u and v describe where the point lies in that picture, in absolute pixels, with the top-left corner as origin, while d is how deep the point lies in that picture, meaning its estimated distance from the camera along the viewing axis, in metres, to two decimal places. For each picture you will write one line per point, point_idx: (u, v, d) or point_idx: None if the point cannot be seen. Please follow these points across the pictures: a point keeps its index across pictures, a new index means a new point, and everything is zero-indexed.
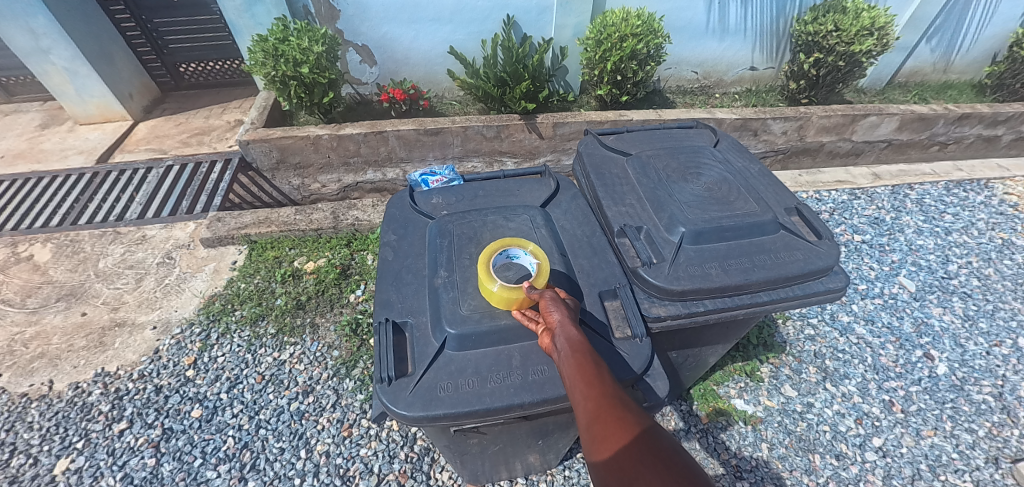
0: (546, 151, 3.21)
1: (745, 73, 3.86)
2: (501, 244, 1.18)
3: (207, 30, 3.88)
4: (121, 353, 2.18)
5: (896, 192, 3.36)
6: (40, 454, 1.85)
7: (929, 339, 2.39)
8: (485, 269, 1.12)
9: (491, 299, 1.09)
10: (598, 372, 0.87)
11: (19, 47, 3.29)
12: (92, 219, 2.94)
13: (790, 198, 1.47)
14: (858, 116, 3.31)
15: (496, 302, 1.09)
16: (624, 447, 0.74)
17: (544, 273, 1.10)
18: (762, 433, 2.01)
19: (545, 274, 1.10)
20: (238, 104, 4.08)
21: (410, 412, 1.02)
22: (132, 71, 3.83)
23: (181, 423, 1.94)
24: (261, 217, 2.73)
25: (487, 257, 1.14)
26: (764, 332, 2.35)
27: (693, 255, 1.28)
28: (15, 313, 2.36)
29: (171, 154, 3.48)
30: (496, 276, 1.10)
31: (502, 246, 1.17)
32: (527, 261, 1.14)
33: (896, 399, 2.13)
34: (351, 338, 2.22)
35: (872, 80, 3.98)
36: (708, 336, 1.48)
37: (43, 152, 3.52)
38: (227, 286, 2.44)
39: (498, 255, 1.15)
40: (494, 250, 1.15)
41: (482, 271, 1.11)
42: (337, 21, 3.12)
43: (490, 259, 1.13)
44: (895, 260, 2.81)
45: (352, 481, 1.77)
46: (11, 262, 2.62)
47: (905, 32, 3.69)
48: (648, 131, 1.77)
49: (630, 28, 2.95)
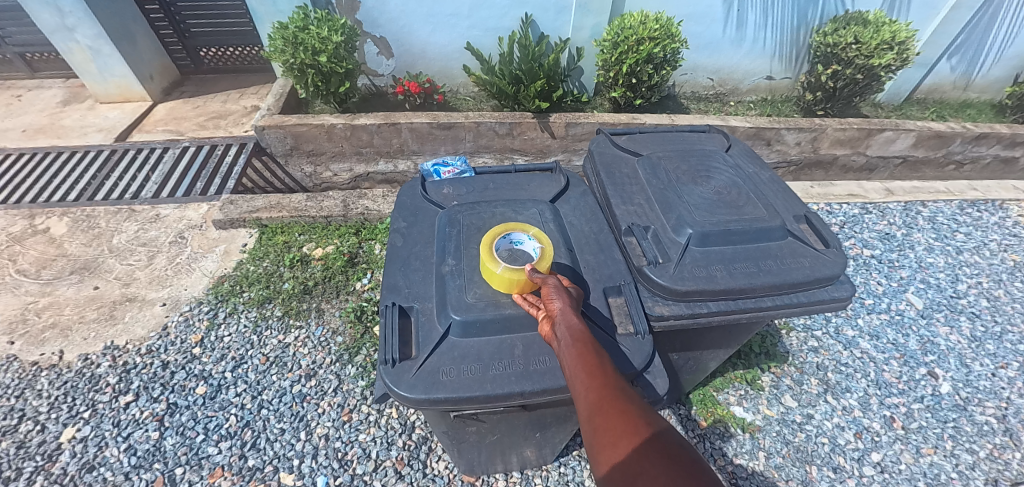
0: (557, 151, 3.22)
1: (761, 82, 3.84)
2: (503, 228, 1.20)
3: (228, 16, 3.93)
4: (130, 327, 2.23)
5: (907, 208, 3.33)
6: (48, 421, 1.90)
7: (934, 358, 2.37)
8: (487, 251, 1.14)
9: (494, 281, 1.10)
10: (600, 364, 0.88)
11: (45, 24, 3.35)
12: (107, 196, 2.99)
13: (799, 205, 1.47)
14: (874, 130, 3.28)
15: (499, 284, 1.10)
16: (629, 441, 0.74)
17: (548, 257, 1.11)
18: (760, 441, 2.00)
19: (548, 258, 1.11)
20: (255, 90, 4.13)
21: (412, 394, 1.03)
22: (153, 53, 3.89)
23: (186, 399, 1.98)
24: (273, 201, 2.76)
25: (489, 239, 1.16)
26: (768, 341, 2.34)
27: (699, 257, 1.28)
28: (29, 282, 2.41)
29: (187, 136, 3.53)
30: (499, 258, 1.12)
31: (504, 230, 1.18)
32: (529, 246, 1.16)
33: (897, 416, 2.12)
34: (355, 324, 2.25)
35: (890, 95, 3.94)
36: (710, 339, 1.49)
37: (63, 128, 3.59)
38: (237, 267, 2.48)
39: (499, 239, 1.17)
40: (496, 234, 1.17)
41: (485, 253, 1.12)
42: (357, 12, 3.16)
43: (492, 242, 1.15)
44: (904, 276, 2.79)
45: (350, 465, 1.80)
46: (28, 234, 2.68)
47: (926, 48, 3.65)
48: (660, 133, 1.78)
49: (648, 31, 2.95)
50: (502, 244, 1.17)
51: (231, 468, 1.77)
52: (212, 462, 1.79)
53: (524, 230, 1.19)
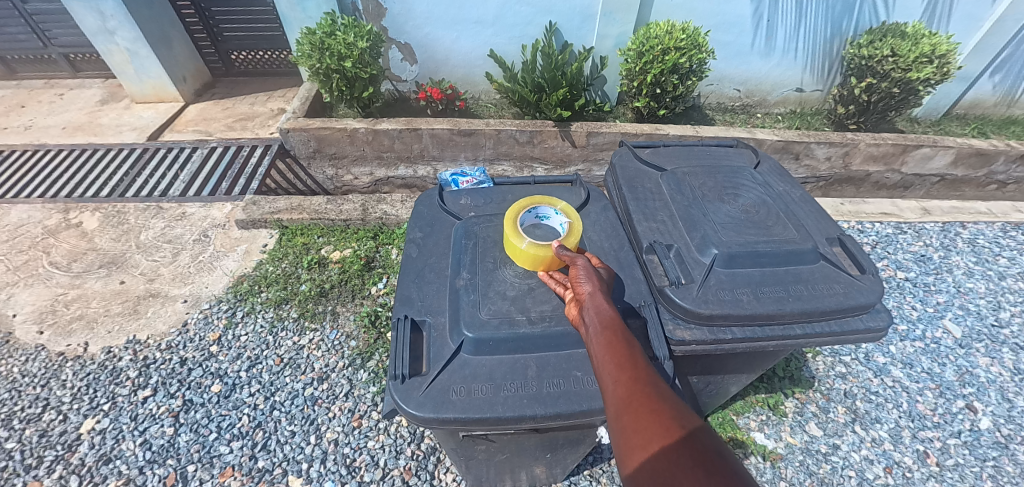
0: (577, 160, 3.17)
1: (791, 94, 3.72)
2: (525, 204, 1.29)
3: (260, 21, 4.04)
4: (152, 322, 2.28)
5: (945, 229, 3.16)
6: (70, 411, 1.95)
7: (973, 390, 2.23)
8: (512, 227, 1.21)
9: (520, 257, 1.17)
10: (631, 356, 0.85)
11: (88, 26, 3.51)
12: (137, 193, 3.09)
13: (833, 227, 1.40)
14: (910, 146, 3.13)
15: (524, 260, 1.17)
16: (660, 444, 0.70)
17: (575, 233, 1.20)
18: (782, 471, 1.90)
19: (576, 233, 1.21)
20: (282, 93, 4.23)
21: (420, 412, 1.01)
22: (186, 56, 4.02)
23: (201, 396, 2.00)
24: (295, 203, 2.80)
25: (512, 216, 1.24)
26: (792, 365, 2.24)
27: (724, 278, 1.23)
28: (60, 275, 2.50)
29: (215, 137, 3.63)
30: (522, 234, 1.20)
31: (527, 205, 1.27)
32: (554, 221, 1.26)
33: (931, 451, 1.99)
34: (369, 329, 2.25)
35: (927, 111, 3.78)
36: (732, 364, 1.43)
37: (100, 126, 3.73)
38: (257, 267, 2.52)
39: (522, 215, 1.25)
40: (520, 209, 1.25)
41: (509, 229, 1.20)
42: (383, 19, 3.20)
43: (516, 217, 1.23)
44: (941, 301, 2.64)
45: (358, 472, 1.78)
46: (62, 228, 2.79)
47: (969, 62, 3.48)
48: (685, 147, 1.72)
49: (674, 41, 2.88)
50: (525, 220, 1.25)
51: (241, 468, 1.78)
52: (223, 461, 1.80)
53: (547, 206, 1.28)
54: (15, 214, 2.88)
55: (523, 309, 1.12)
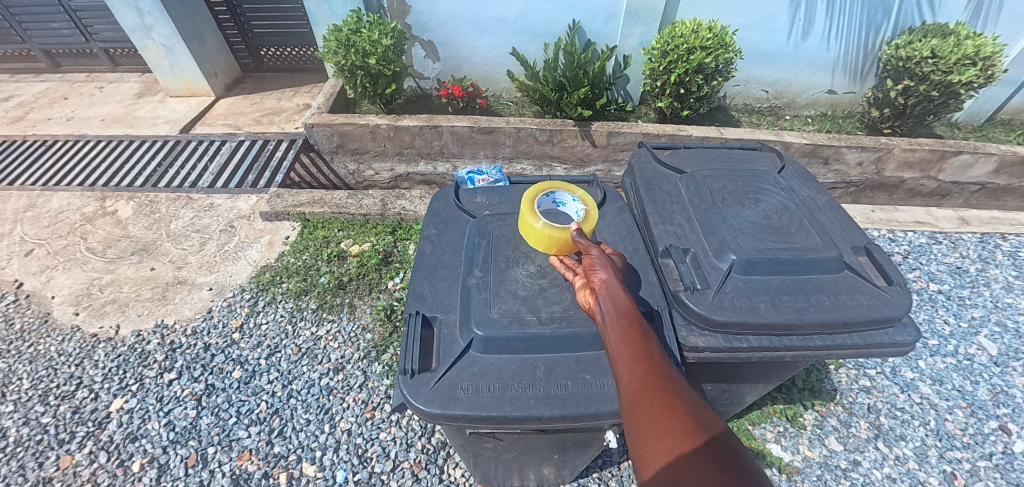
0: (597, 160, 3.14)
1: (822, 96, 3.60)
2: (543, 188, 1.33)
3: (289, 18, 4.15)
4: (179, 308, 2.37)
5: (984, 241, 3.00)
6: (100, 391, 2.05)
7: (1008, 411, 2.11)
8: (529, 207, 1.26)
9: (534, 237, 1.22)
10: (647, 347, 0.85)
11: (127, 22, 3.66)
12: (169, 184, 3.21)
13: (860, 236, 1.34)
14: (948, 152, 2.99)
15: (538, 241, 1.22)
16: (676, 443, 0.69)
17: (590, 220, 1.25)
18: (797, 484, 1.85)
19: (591, 221, 1.26)
20: (308, 89, 4.33)
21: (428, 407, 1.02)
22: (218, 51, 4.16)
23: (222, 381, 2.08)
24: (317, 197, 2.86)
25: (531, 198, 1.28)
26: (812, 376, 2.18)
27: (741, 285, 1.20)
28: (96, 260, 2.62)
29: (244, 130, 3.75)
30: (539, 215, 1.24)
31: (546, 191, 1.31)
32: (569, 208, 1.30)
33: (959, 472, 1.90)
34: (385, 323, 2.28)
35: (969, 116, 3.60)
36: (748, 373, 1.39)
37: (136, 119, 3.89)
38: (279, 258, 2.59)
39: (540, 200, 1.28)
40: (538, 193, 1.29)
41: (527, 209, 1.24)
42: (407, 16, 3.24)
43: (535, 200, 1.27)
44: (976, 316, 2.51)
45: (369, 463, 1.82)
46: (98, 215, 2.93)
47: (1015, 66, 3.31)
48: (707, 149, 1.68)
49: (700, 40, 2.82)
50: (542, 203, 1.29)
51: (258, 453, 1.84)
52: (242, 445, 1.86)
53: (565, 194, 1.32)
54: (57, 200, 3.03)
55: (534, 310, 1.12)
